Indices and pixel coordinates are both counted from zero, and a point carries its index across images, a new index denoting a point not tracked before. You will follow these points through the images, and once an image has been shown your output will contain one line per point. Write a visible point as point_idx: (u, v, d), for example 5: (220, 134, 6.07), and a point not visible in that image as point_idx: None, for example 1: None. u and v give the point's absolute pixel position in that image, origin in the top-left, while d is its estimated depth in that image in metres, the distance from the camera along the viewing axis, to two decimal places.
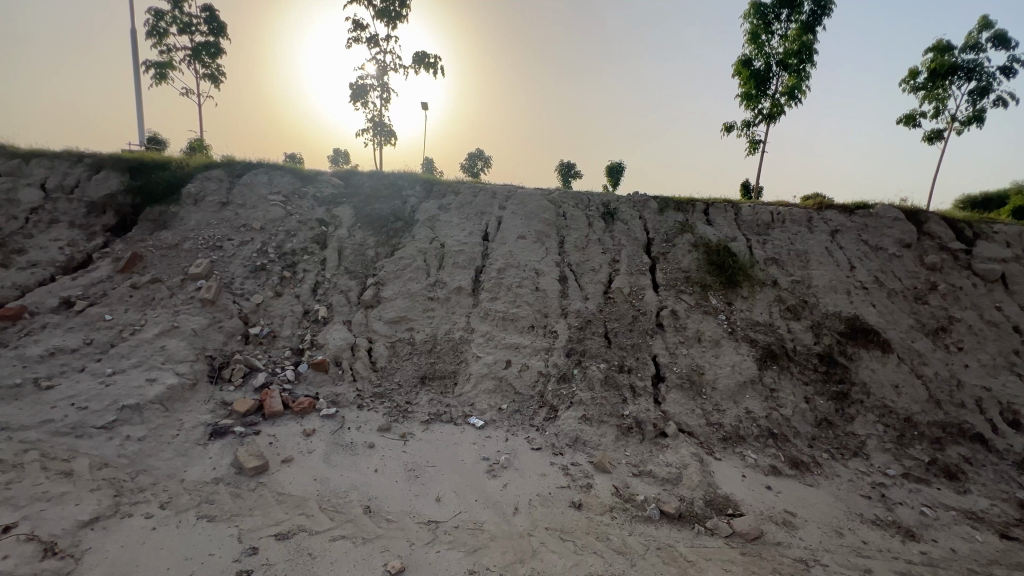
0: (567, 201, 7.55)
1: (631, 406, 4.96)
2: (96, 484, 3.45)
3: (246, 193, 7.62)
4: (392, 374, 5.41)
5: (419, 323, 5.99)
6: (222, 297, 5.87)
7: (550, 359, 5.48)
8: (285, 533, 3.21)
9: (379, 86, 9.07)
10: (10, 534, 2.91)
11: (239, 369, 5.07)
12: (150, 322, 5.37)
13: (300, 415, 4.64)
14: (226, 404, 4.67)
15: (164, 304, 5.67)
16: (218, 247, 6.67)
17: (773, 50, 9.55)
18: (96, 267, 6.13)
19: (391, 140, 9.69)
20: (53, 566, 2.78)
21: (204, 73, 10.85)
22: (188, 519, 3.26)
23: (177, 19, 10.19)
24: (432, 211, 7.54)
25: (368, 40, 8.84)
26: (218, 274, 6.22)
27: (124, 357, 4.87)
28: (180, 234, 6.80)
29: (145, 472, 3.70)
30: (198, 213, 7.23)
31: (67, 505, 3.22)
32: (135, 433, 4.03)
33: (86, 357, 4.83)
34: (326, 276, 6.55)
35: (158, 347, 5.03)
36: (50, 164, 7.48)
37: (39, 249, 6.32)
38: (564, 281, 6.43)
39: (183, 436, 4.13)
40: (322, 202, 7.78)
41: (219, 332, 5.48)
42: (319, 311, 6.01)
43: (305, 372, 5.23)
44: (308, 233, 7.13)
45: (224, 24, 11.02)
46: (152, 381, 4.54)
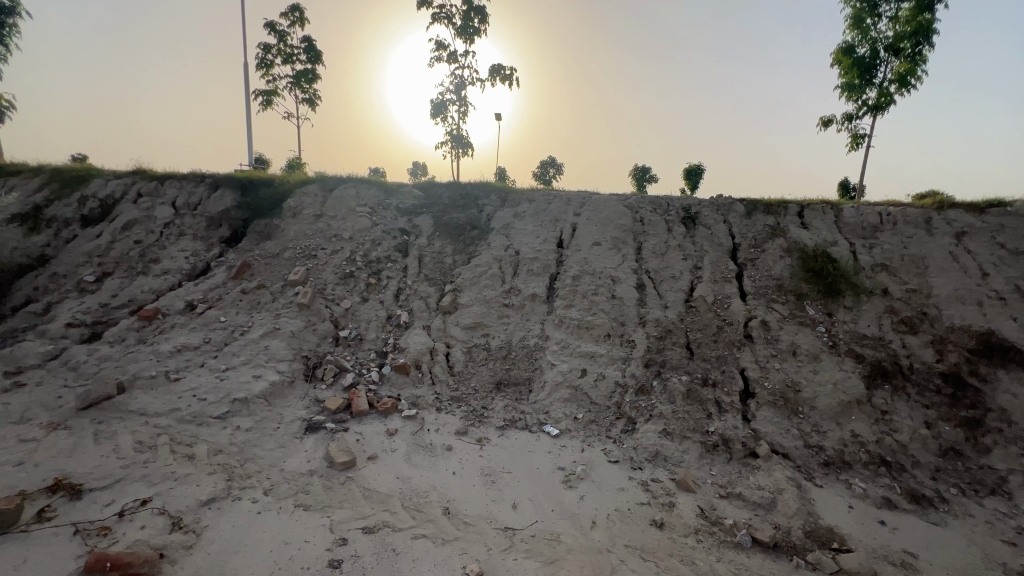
0: (645, 207, 7.32)
1: (717, 422, 4.67)
2: (213, 468, 3.86)
3: (338, 206, 8.23)
4: (469, 379, 5.53)
5: (494, 330, 6.08)
6: (317, 302, 6.36)
7: (628, 369, 5.31)
8: (372, 527, 3.37)
9: (457, 101, 9.41)
10: (147, 508, 3.35)
11: (331, 369, 5.45)
12: (256, 324, 5.96)
13: (384, 414, 4.88)
14: (319, 401, 5.03)
15: (268, 308, 6.27)
16: (313, 256, 7.25)
17: (881, 34, 8.62)
18: (213, 274, 6.93)
19: (467, 151, 10.01)
20: (179, 538, 3.14)
21: (303, 98, 11.92)
22: (287, 506, 3.54)
23: (281, 51, 11.30)
24: (507, 219, 7.66)
25: (448, 57, 9.22)
26: (313, 281, 6.75)
27: (235, 355, 5.44)
28: (282, 245, 7.49)
29: (252, 460, 4.07)
30: (297, 224, 7.92)
31: (190, 485, 3.63)
32: (244, 424, 4.48)
33: (205, 354, 5.45)
34: (408, 283, 6.86)
35: (262, 347, 5.56)
36: (179, 185, 8.61)
37: (170, 259, 7.28)
38: (642, 288, 6.22)
39: (283, 430, 4.51)
40: (404, 212, 8.19)
41: (313, 334, 5.94)
42: (402, 316, 6.32)
43: (389, 374, 5.50)
44: (392, 242, 7.53)
45: (320, 52, 12.05)
46: (257, 378, 5.03)
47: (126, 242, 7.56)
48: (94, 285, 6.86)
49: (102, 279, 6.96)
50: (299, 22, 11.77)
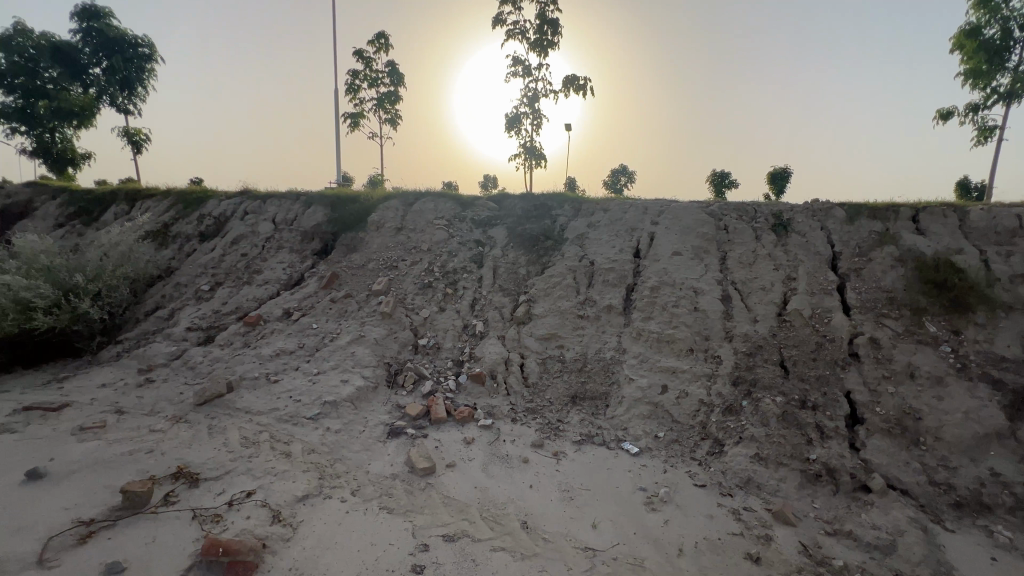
0: (729, 214, 6.91)
1: (818, 449, 4.23)
2: (306, 466, 4.12)
3: (417, 219, 8.60)
4: (544, 392, 5.47)
5: (568, 341, 5.99)
6: (398, 311, 6.65)
7: (713, 387, 4.99)
8: (452, 535, 3.41)
9: (531, 113, 9.52)
10: (251, 499, 3.64)
11: (411, 376, 5.64)
12: (344, 331, 6.34)
13: (461, 423, 4.96)
14: (400, 407, 5.22)
15: (354, 316, 6.65)
16: (394, 266, 7.61)
17: (1014, 12, 7.55)
18: (307, 284, 7.50)
19: (540, 162, 10.07)
20: (278, 531, 3.37)
21: (385, 118, 12.68)
22: (372, 508, 3.69)
23: (367, 76, 12.13)
24: (581, 229, 7.57)
25: (522, 71, 9.38)
26: (394, 291, 7.08)
27: (325, 360, 5.81)
28: (366, 256, 7.95)
29: (340, 461, 4.30)
30: (380, 237, 8.37)
31: (288, 481, 3.90)
32: (333, 425, 4.75)
33: (299, 358, 5.89)
34: (483, 293, 6.98)
35: (349, 353, 5.89)
36: (278, 203, 9.47)
37: (270, 270, 7.99)
38: (728, 301, 5.84)
39: (368, 433, 4.73)
40: (479, 224, 8.37)
41: (395, 341, 6.20)
42: (477, 326, 6.43)
43: (465, 383, 5.60)
44: (467, 253, 7.72)
45: (401, 75, 12.77)
46: (345, 382, 5.33)
47: (235, 255, 8.43)
48: (209, 293, 7.70)
49: (214, 288, 7.80)
50: (383, 48, 12.57)
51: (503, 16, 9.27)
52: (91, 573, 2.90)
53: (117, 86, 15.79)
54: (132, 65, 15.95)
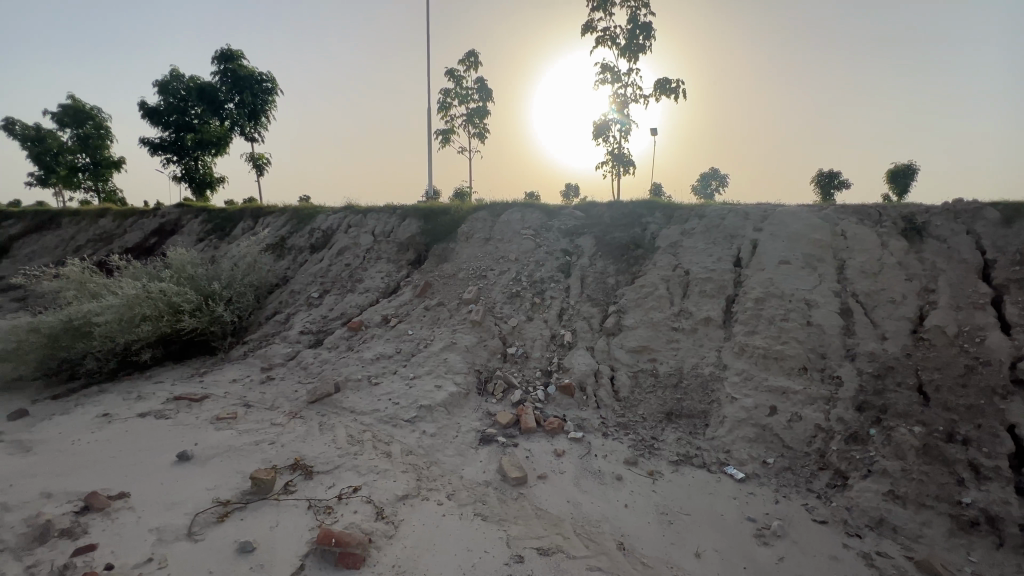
0: (848, 218, 6.21)
1: (973, 492, 3.61)
2: (405, 467, 4.32)
3: (505, 229, 8.77)
4: (636, 406, 5.26)
5: (662, 354, 5.72)
6: (487, 320, 6.80)
7: (833, 412, 4.47)
8: (546, 549, 3.37)
9: (620, 119, 9.34)
10: (358, 495, 3.88)
11: (500, 384, 5.72)
12: (437, 338, 6.60)
13: (551, 434, 4.92)
14: (490, 415, 5.30)
15: (446, 323, 6.91)
16: (483, 276, 7.81)
17: None
18: (403, 292, 7.94)
19: (628, 169, 9.83)
20: (381, 527, 3.55)
21: (474, 133, 13.16)
22: (467, 514, 3.76)
23: (458, 93, 12.69)
24: (674, 237, 7.24)
25: (611, 78, 9.25)
26: (484, 299, 7.25)
27: (420, 365, 6.08)
28: (457, 266, 8.25)
29: (436, 464, 4.45)
30: (469, 247, 8.65)
31: (389, 480, 4.11)
32: (428, 429, 4.94)
33: (397, 363, 6.23)
34: (570, 303, 6.91)
35: (442, 359, 6.12)
36: (377, 216, 10.17)
37: (370, 279, 8.58)
38: (848, 315, 5.23)
39: (461, 439, 4.85)
40: (566, 233, 8.33)
41: (485, 349, 6.33)
42: (566, 336, 6.36)
43: (554, 394, 5.55)
44: (555, 262, 7.71)
45: (490, 90, 13.21)
46: (439, 388, 5.53)
47: (340, 265, 9.18)
48: (318, 300, 8.44)
49: (323, 295, 8.53)
50: (473, 66, 13.10)
51: (593, 24, 9.22)
52: (228, 550, 3.25)
53: (245, 118, 18.10)
54: (258, 98, 18.20)
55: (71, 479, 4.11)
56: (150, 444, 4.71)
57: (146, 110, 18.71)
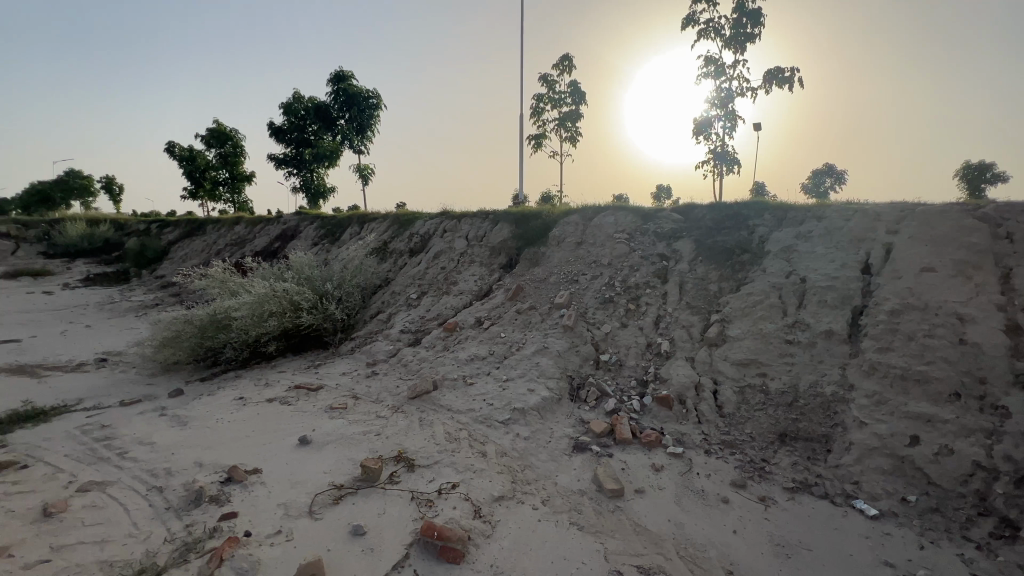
0: (1015, 218, 5.23)
1: None
2: (500, 468, 4.39)
3: (597, 233, 8.63)
4: (743, 424, 4.87)
5: (774, 369, 5.24)
6: (580, 325, 6.72)
7: (995, 448, 3.79)
8: (647, 568, 3.23)
9: (724, 115, 8.77)
10: (456, 491, 4.01)
11: (593, 392, 5.60)
12: (529, 341, 6.65)
13: (648, 447, 4.71)
14: (584, 422, 5.21)
15: (538, 327, 6.94)
16: (575, 280, 7.74)
17: None
18: (495, 295, 8.13)
19: (732, 167, 9.19)
20: (479, 526, 3.63)
21: (565, 136, 13.16)
22: (563, 521, 3.72)
23: (551, 98, 12.77)
24: (787, 241, 6.61)
25: (715, 71, 8.73)
26: (576, 304, 7.17)
27: (513, 367, 6.16)
28: (548, 270, 8.27)
29: (530, 468, 4.47)
30: (561, 251, 8.63)
31: (485, 479, 4.19)
32: (522, 432, 4.98)
33: (490, 364, 6.37)
34: (668, 310, 6.60)
35: (535, 363, 6.14)
36: (471, 221, 10.54)
37: (464, 282, 8.90)
38: (1016, 333, 4.39)
39: (554, 444, 4.83)
40: (663, 237, 7.99)
41: (577, 355, 6.25)
42: (663, 345, 6.08)
43: (650, 405, 5.31)
44: (650, 267, 7.42)
45: (582, 93, 13.12)
46: (532, 391, 5.56)
47: (437, 268, 9.63)
48: (416, 301, 8.92)
49: (421, 296, 9.00)
50: (566, 70, 13.11)
51: (695, 16, 8.76)
52: (342, 531, 3.52)
53: (354, 132, 19.79)
54: (365, 114, 19.79)
55: (216, 453, 4.73)
56: (277, 427, 5.27)
57: (274, 129, 21.19)
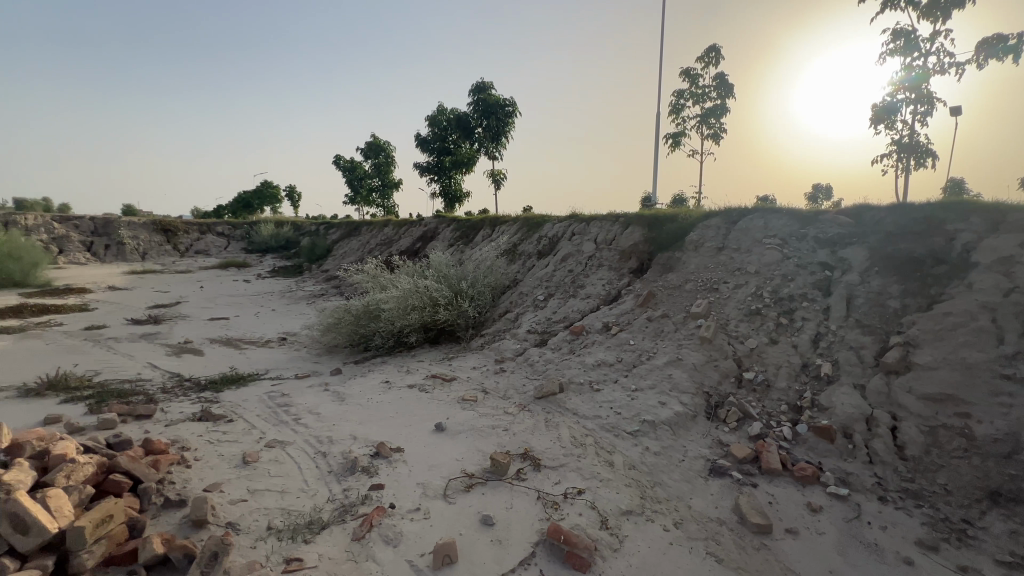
0: None
1: None
2: (628, 481, 4.21)
3: (742, 238, 7.86)
4: (935, 473, 4.00)
5: (982, 410, 4.21)
6: (719, 337, 6.17)
7: None
8: None
9: (916, 98, 7.35)
10: (582, 498, 3.94)
11: (735, 412, 5.08)
12: (660, 351, 6.30)
13: (802, 482, 4.13)
14: (722, 444, 4.76)
15: (670, 337, 6.54)
16: (714, 289, 7.13)
17: None
18: (624, 300, 7.86)
19: (925, 161, 7.66)
20: (606, 537, 3.52)
21: (707, 134, 12.26)
22: (698, 549, 3.44)
23: (693, 93, 12.01)
24: (1007, 250, 5.28)
25: (906, 47, 7.36)
26: (715, 315, 6.60)
27: (642, 377, 5.88)
28: (683, 277, 7.76)
29: (660, 485, 4.21)
30: (699, 257, 8.02)
31: (612, 490, 4.06)
32: (652, 446, 4.71)
33: (618, 372, 6.16)
34: (831, 328, 5.72)
35: (667, 375, 5.79)
36: (600, 224, 10.38)
37: (592, 286, 8.79)
38: None
39: (688, 464, 4.49)
40: (826, 243, 6.96)
41: (715, 370, 5.74)
42: (823, 367, 5.29)
43: (806, 435, 4.65)
44: (809, 277, 6.51)
45: (731, 86, 12.09)
46: (663, 405, 5.24)
47: (564, 271, 9.68)
48: (543, 302, 9.04)
49: (547, 298, 9.11)
50: (712, 62, 12.22)
51: None
52: (473, 518, 3.69)
53: (490, 139, 20.88)
54: (501, 123, 20.74)
55: (367, 428, 5.32)
56: (416, 411, 5.75)
57: (420, 139, 23.34)
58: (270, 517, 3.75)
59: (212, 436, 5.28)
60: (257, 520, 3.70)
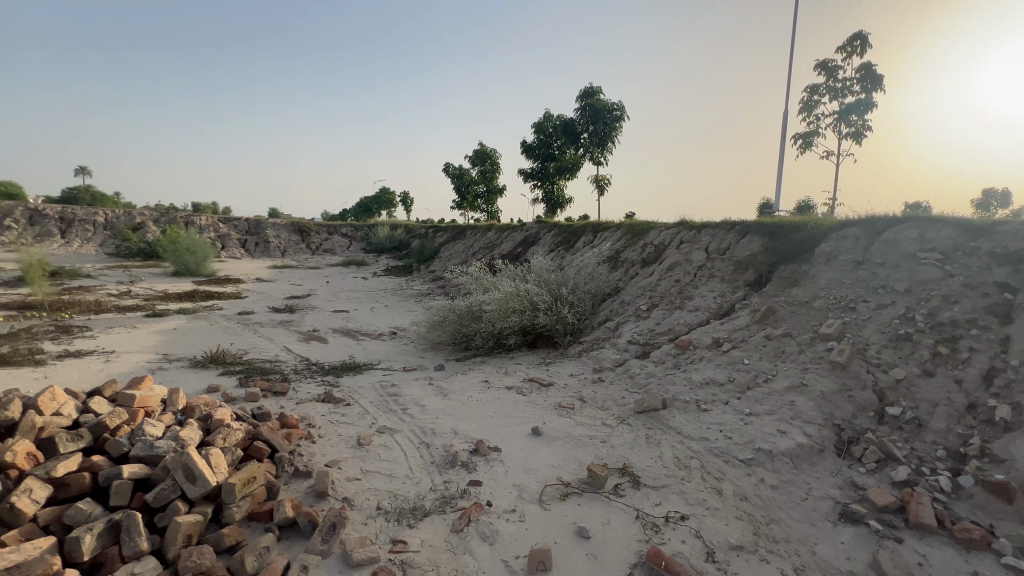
0: None
1: None
2: (739, 513, 3.84)
3: (888, 251, 6.84)
4: None
5: None
6: (855, 364, 5.41)
7: None
8: None
9: None
10: (685, 524, 3.68)
11: (874, 452, 4.41)
12: (780, 374, 5.69)
13: (965, 546, 3.45)
14: (857, 487, 4.15)
15: (793, 359, 5.88)
16: (850, 308, 6.28)
17: None
18: (738, 316, 7.25)
19: None
20: (712, 571, 3.24)
21: (846, 133, 10.90)
22: None
23: (830, 88, 10.77)
24: None
25: None
26: (851, 338, 5.81)
27: (758, 401, 5.35)
28: (811, 292, 6.94)
29: (778, 523, 3.78)
30: (831, 271, 7.13)
31: (720, 521, 3.73)
32: (768, 478, 4.26)
33: (729, 393, 5.67)
34: (1010, 363, 4.72)
35: (788, 401, 5.20)
36: (713, 232, 9.78)
37: (701, 297, 8.23)
38: None
39: (813, 505, 3.98)
40: (1005, 260, 5.79)
41: (850, 402, 5.04)
42: (999, 410, 4.37)
43: (972, 489, 3.87)
44: (980, 301, 5.45)
45: (878, 78, 10.63)
46: (783, 434, 4.72)
47: (670, 280, 9.22)
48: (646, 312, 8.68)
49: (651, 308, 8.72)
50: (856, 52, 10.85)
51: None
52: (568, 529, 3.63)
53: (595, 145, 20.64)
54: (609, 128, 20.42)
55: (467, 425, 5.52)
56: (514, 413, 5.83)
57: (526, 146, 23.86)
58: (380, 498, 4.04)
59: (333, 417, 5.86)
60: (368, 499, 4.01)
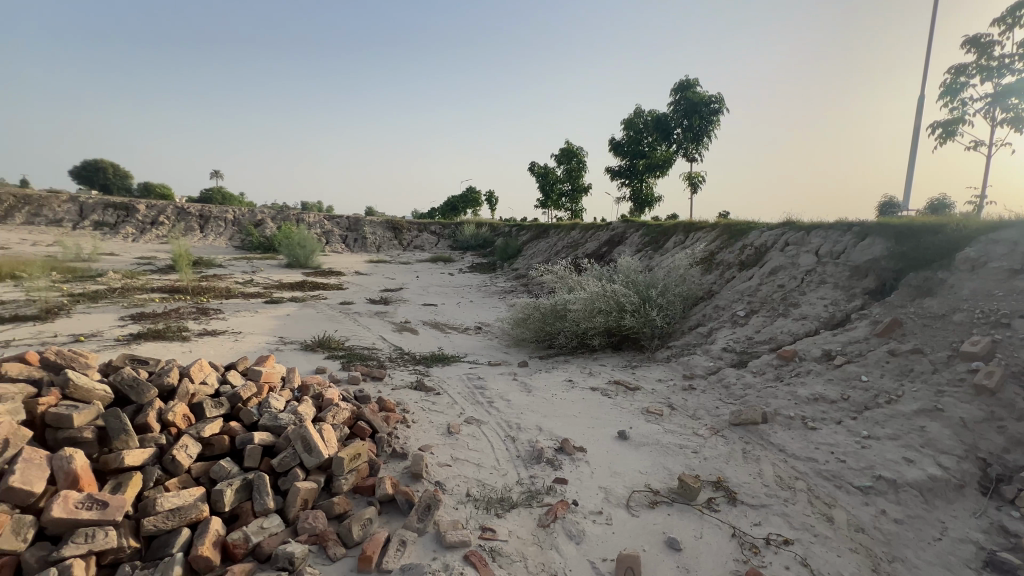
0: None
1: None
2: (854, 546, 3.47)
3: None
4: None
5: None
6: (1008, 390, 4.64)
7: None
8: None
9: None
10: (789, 549, 3.40)
11: None
12: (908, 395, 5.04)
13: None
14: (1007, 533, 3.56)
15: (924, 379, 5.18)
16: (1002, 324, 5.39)
17: None
18: (854, 327, 6.53)
19: None
20: None
21: (999, 121, 9.35)
22: None
23: (981, 67, 9.29)
24: None
25: None
26: (1002, 359, 4.99)
27: (879, 424, 4.78)
28: (949, 304, 6.06)
29: (902, 563, 3.36)
30: (976, 281, 6.17)
31: (831, 551, 3.40)
32: (891, 511, 3.79)
33: (842, 412, 5.13)
34: None
35: (917, 426, 4.59)
36: (825, 234, 8.93)
37: (809, 305, 7.53)
38: None
39: (948, 547, 3.48)
40: None
41: (999, 433, 4.34)
42: None
43: None
44: None
45: None
46: (911, 463, 4.17)
47: (772, 285, 8.54)
48: (743, 319, 8.11)
49: (749, 315, 8.13)
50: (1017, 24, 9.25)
51: None
52: (657, 538, 3.53)
53: (689, 140, 19.64)
54: (705, 122, 19.31)
55: (552, 422, 5.56)
56: (599, 415, 5.76)
57: (613, 144, 23.37)
58: (469, 485, 4.21)
59: (424, 404, 6.19)
60: (458, 485, 4.20)
